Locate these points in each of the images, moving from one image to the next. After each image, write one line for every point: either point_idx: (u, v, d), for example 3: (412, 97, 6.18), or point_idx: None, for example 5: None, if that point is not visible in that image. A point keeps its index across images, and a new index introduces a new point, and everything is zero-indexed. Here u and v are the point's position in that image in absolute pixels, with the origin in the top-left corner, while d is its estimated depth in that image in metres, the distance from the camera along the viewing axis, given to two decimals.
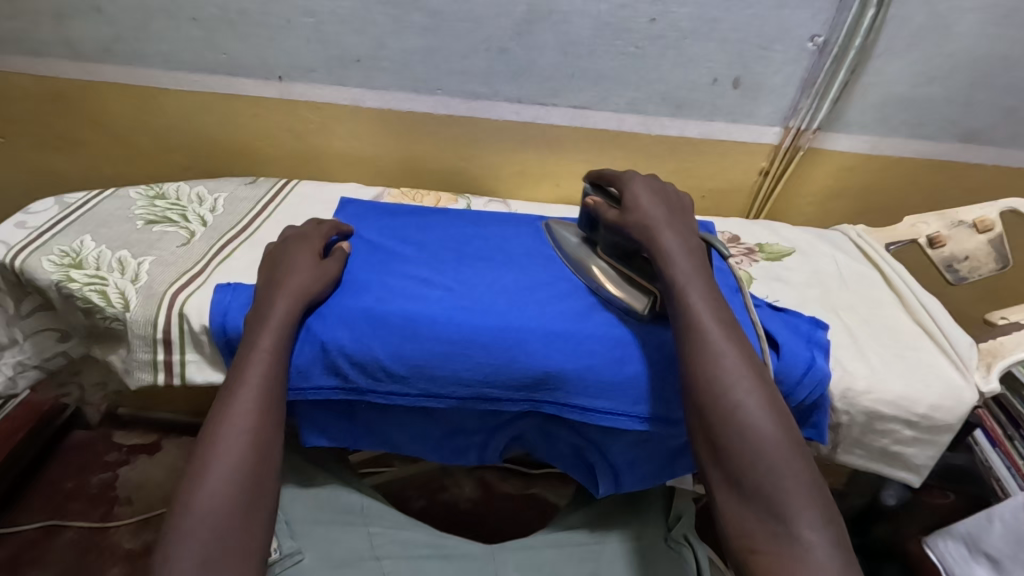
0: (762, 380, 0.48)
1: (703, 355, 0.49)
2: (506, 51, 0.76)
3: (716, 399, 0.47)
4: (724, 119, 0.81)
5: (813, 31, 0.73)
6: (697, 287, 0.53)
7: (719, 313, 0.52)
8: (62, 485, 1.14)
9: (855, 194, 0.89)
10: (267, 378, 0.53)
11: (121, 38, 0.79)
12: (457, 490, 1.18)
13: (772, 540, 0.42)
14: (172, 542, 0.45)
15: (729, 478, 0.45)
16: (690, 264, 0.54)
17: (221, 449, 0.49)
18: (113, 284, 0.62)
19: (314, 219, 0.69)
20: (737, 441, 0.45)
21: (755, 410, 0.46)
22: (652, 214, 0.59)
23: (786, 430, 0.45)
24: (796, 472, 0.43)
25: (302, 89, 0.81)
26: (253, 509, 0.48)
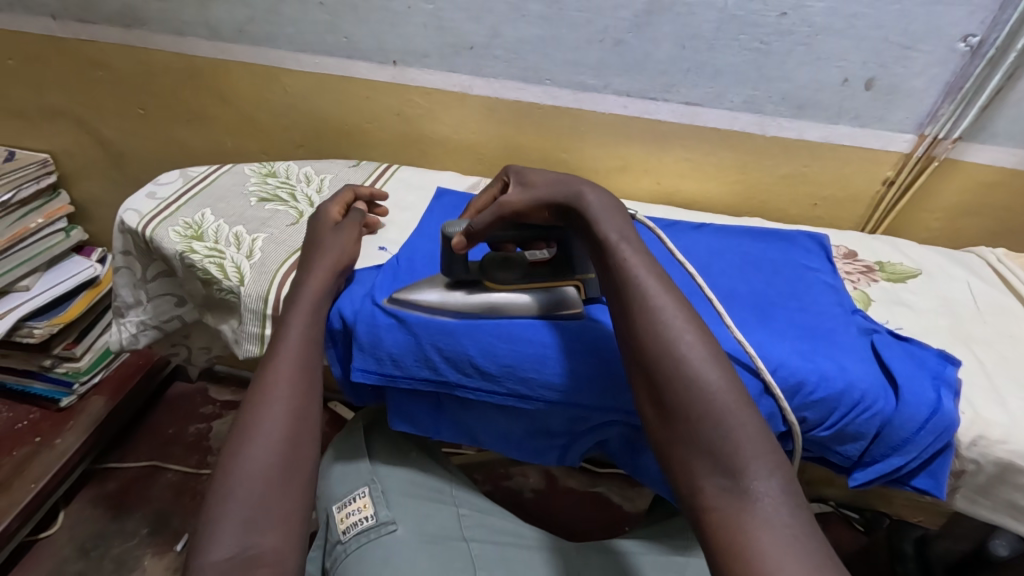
0: (706, 333, 0.46)
1: (646, 311, 0.47)
2: (621, 42, 0.73)
3: (660, 357, 0.45)
4: (851, 124, 0.75)
5: (968, 30, 0.65)
6: (633, 249, 0.52)
7: (657, 271, 0.50)
8: (164, 431, 1.25)
9: (995, 211, 0.79)
10: (300, 353, 0.55)
11: (253, 20, 0.83)
12: (522, 479, 1.20)
13: (721, 493, 0.40)
14: (212, 504, 0.45)
15: (678, 434, 0.43)
16: (621, 228, 0.53)
17: (263, 419, 0.50)
18: (229, 258, 0.65)
19: (350, 193, 0.73)
20: (685, 396, 0.43)
21: (703, 364, 0.44)
22: (570, 184, 0.59)
23: (733, 384, 0.44)
24: (745, 422, 0.42)
25: (414, 74, 0.82)
26: (291, 478, 0.48)
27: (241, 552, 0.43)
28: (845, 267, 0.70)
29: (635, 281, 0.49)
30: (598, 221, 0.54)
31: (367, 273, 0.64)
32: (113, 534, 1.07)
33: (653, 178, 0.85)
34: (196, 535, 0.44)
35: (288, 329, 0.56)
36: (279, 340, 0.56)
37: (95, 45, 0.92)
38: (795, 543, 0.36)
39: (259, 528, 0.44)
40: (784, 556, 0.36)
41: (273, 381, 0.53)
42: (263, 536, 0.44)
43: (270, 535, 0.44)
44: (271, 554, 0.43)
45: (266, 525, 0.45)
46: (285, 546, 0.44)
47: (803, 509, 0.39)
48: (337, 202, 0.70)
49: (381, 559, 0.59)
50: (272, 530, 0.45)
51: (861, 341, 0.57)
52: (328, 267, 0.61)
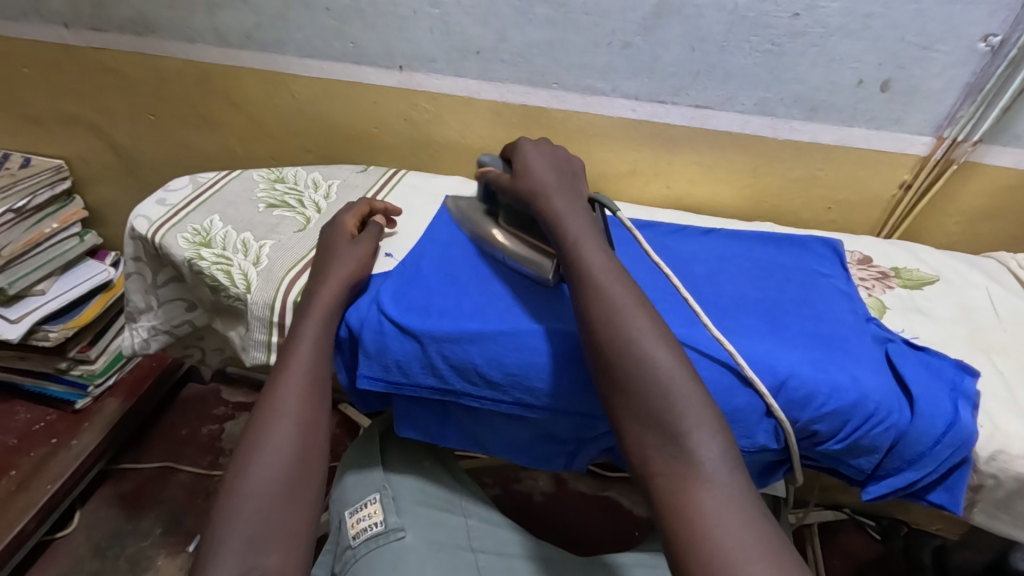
0: (653, 314, 0.49)
1: (599, 297, 0.50)
2: (630, 45, 0.73)
3: (611, 339, 0.47)
4: (866, 127, 0.73)
5: (988, 30, 0.63)
6: (589, 240, 0.55)
7: (610, 259, 0.53)
8: (178, 432, 1.26)
9: (1017, 215, 0.77)
10: (312, 366, 0.55)
11: (261, 27, 0.83)
12: (532, 482, 1.19)
13: (668, 462, 0.43)
14: (215, 523, 0.46)
15: (629, 410, 0.45)
16: (578, 222, 0.56)
17: (269, 438, 0.51)
18: (237, 265, 0.65)
19: (367, 202, 0.73)
20: (634, 375, 0.45)
21: (651, 344, 0.46)
22: (544, 184, 0.60)
23: (679, 360, 0.46)
24: (690, 396, 0.44)
25: (421, 79, 0.82)
26: (296, 496, 0.49)
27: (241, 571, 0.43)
28: (860, 273, 0.69)
29: (586, 270, 0.52)
30: (558, 213, 0.57)
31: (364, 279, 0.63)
32: (127, 534, 1.09)
33: (663, 182, 0.84)
34: (202, 554, 0.44)
35: (300, 340, 0.56)
36: (288, 350, 0.56)
37: (106, 52, 0.93)
38: (732, 503, 0.40)
39: (265, 546, 0.45)
40: (724, 517, 0.39)
41: (277, 399, 0.53)
42: (268, 555, 0.45)
43: (276, 554, 0.45)
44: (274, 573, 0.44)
45: (269, 543, 0.45)
46: (287, 564, 0.45)
47: (742, 472, 0.42)
48: (356, 212, 0.70)
49: (389, 564, 0.59)
50: (274, 548, 0.45)
51: (875, 350, 0.56)
52: (335, 278, 0.60)
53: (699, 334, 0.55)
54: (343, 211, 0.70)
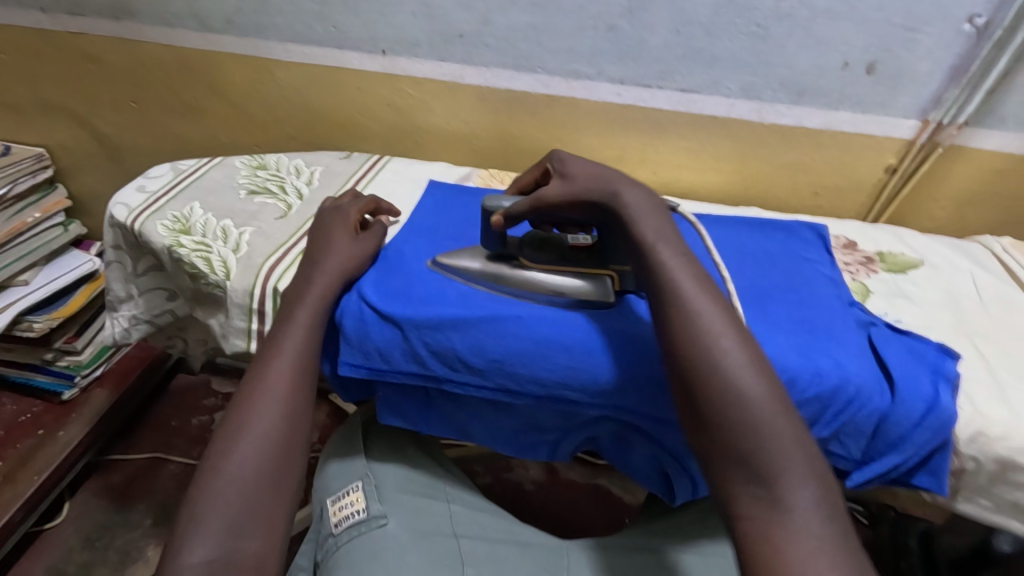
0: (744, 335, 0.45)
1: (683, 313, 0.46)
2: (616, 28, 0.72)
3: (695, 361, 0.44)
4: (852, 110, 0.72)
5: (973, 11, 0.62)
6: (669, 245, 0.50)
7: (692, 268, 0.49)
8: (168, 423, 1.25)
9: (1002, 199, 0.77)
10: (300, 351, 0.54)
11: (243, 11, 0.82)
12: (523, 471, 1.19)
13: (755, 502, 0.40)
14: (194, 504, 0.46)
15: (713, 440, 0.42)
16: (655, 224, 0.51)
17: (253, 420, 0.50)
18: (216, 252, 0.65)
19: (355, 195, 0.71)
20: (719, 403, 0.42)
21: (740, 370, 0.43)
22: (611, 178, 0.55)
23: (771, 390, 0.43)
24: (782, 433, 0.41)
25: (404, 64, 0.81)
26: (277, 481, 0.49)
27: (221, 555, 0.44)
28: (844, 258, 0.68)
29: (671, 279, 0.48)
30: (629, 212, 0.52)
31: None
32: (117, 525, 1.08)
33: (650, 168, 0.83)
34: (177, 532, 0.45)
35: (286, 326, 0.55)
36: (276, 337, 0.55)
37: (85, 37, 0.91)
38: (822, 556, 0.37)
39: (243, 533, 0.46)
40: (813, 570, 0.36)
41: (264, 383, 0.52)
42: (247, 540, 0.45)
43: (257, 538, 0.46)
44: (252, 557, 0.45)
45: (248, 528, 0.46)
46: (266, 548, 0.46)
47: (837, 520, 0.39)
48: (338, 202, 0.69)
49: (371, 552, 0.59)
50: (255, 533, 0.46)
51: (858, 334, 0.56)
52: (321, 267, 0.59)
53: None
54: (329, 207, 0.69)
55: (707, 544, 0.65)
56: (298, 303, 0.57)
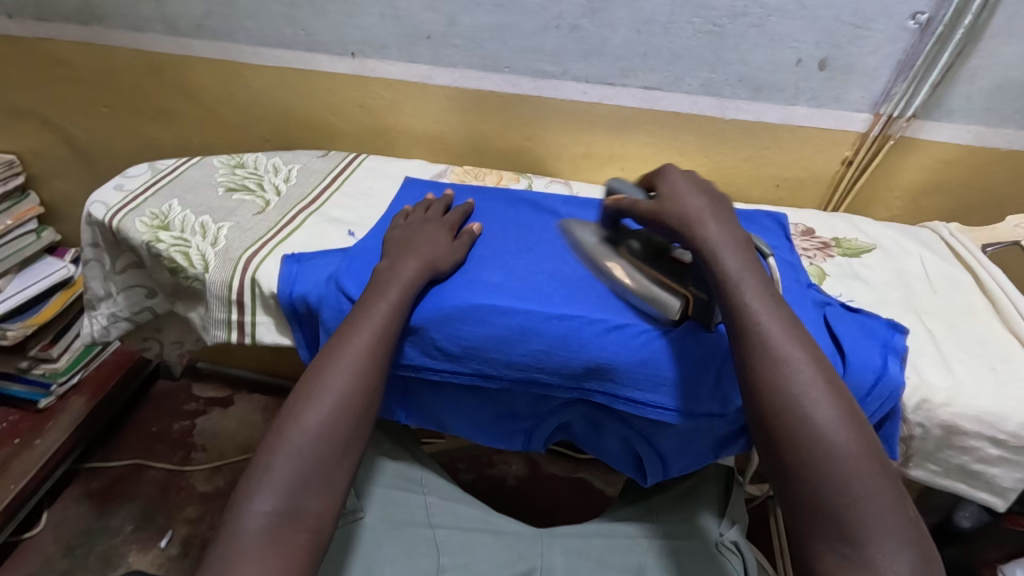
0: (833, 387, 0.46)
1: (773, 365, 0.47)
2: (578, 28, 0.74)
3: (782, 413, 0.45)
4: (808, 105, 0.76)
5: (915, 8, 0.66)
6: (753, 284, 0.50)
7: (780, 312, 0.49)
8: (149, 429, 1.25)
9: (951, 188, 0.82)
10: (383, 324, 0.55)
11: (212, 15, 0.83)
12: (506, 466, 1.21)
13: (843, 562, 0.42)
14: (265, 455, 0.49)
15: (801, 495, 0.44)
16: (739, 260, 0.51)
17: (328, 386, 0.52)
18: (195, 247, 0.66)
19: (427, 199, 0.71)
20: (808, 460, 0.44)
21: (832, 429, 0.44)
22: (692, 210, 0.54)
23: (862, 447, 0.44)
24: (873, 495, 0.42)
25: (374, 65, 0.83)
26: (347, 450, 0.51)
27: (285, 510, 0.48)
28: (803, 244, 0.72)
29: (755, 322, 0.48)
30: (715, 251, 0.52)
31: (318, 256, 0.64)
32: (98, 531, 1.08)
33: (618, 164, 0.87)
34: (247, 482, 0.49)
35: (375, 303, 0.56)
36: (365, 309, 0.55)
37: (54, 42, 0.92)
38: None
39: (308, 492, 0.49)
40: None
41: (346, 350, 0.53)
42: (307, 500, 0.48)
43: (319, 499, 0.49)
44: (314, 517, 0.48)
45: (314, 488, 0.49)
46: (327, 510, 0.49)
47: None
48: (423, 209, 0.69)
49: (348, 546, 0.63)
50: (320, 494, 0.49)
51: (814, 314, 0.58)
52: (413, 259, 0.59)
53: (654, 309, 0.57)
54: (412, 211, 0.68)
55: (675, 524, 0.67)
56: (393, 279, 0.57)
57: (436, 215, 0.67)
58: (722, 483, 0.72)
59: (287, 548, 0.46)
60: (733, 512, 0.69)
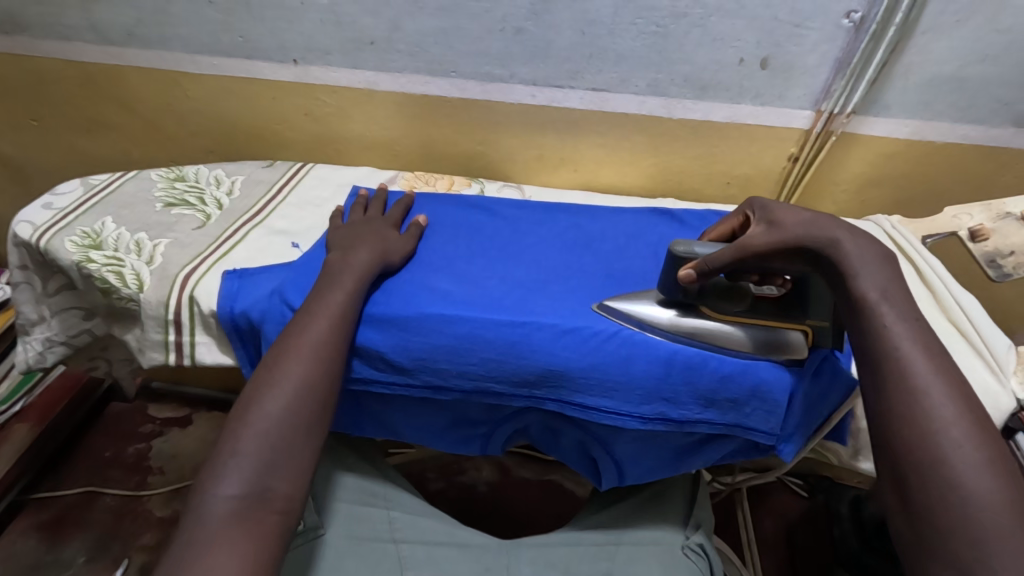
0: (979, 429, 0.41)
1: (906, 397, 0.42)
2: (522, 31, 0.74)
3: (915, 447, 0.41)
4: (751, 103, 0.77)
5: (850, 7, 0.67)
6: (898, 312, 0.45)
7: (928, 343, 0.44)
8: (101, 454, 1.20)
9: (893, 181, 0.84)
10: (342, 310, 0.53)
11: (143, 22, 0.79)
12: (477, 474, 1.17)
13: None
14: (228, 441, 0.47)
15: (922, 539, 0.40)
16: (884, 279, 0.46)
17: (287, 370, 0.50)
18: (129, 266, 0.63)
19: (362, 201, 0.69)
20: (939, 502, 0.39)
21: (971, 473, 0.40)
22: (832, 226, 0.49)
23: (1008, 501, 0.39)
24: (1015, 551, 0.37)
25: (318, 72, 0.81)
26: (306, 434, 0.48)
27: (253, 492, 0.45)
28: None
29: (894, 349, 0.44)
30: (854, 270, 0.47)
31: (259, 270, 0.61)
32: (47, 566, 1.02)
33: (570, 166, 0.87)
34: (203, 470, 0.46)
35: (334, 290, 0.54)
36: (316, 300, 0.54)
37: None
38: None
39: (275, 471, 0.46)
40: None
41: (299, 342, 0.51)
42: (275, 481, 0.46)
43: (285, 480, 0.46)
44: (282, 499, 0.46)
45: (278, 471, 0.46)
46: (295, 493, 0.47)
47: None
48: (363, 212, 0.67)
49: (308, 565, 0.61)
50: (286, 475, 0.46)
51: None
52: (369, 252, 0.58)
53: (607, 305, 0.57)
54: (358, 215, 0.67)
55: (642, 529, 0.67)
56: (344, 270, 0.56)
57: (376, 215, 0.67)
58: (689, 486, 0.73)
59: (255, 530, 0.43)
60: (699, 514, 0.70)
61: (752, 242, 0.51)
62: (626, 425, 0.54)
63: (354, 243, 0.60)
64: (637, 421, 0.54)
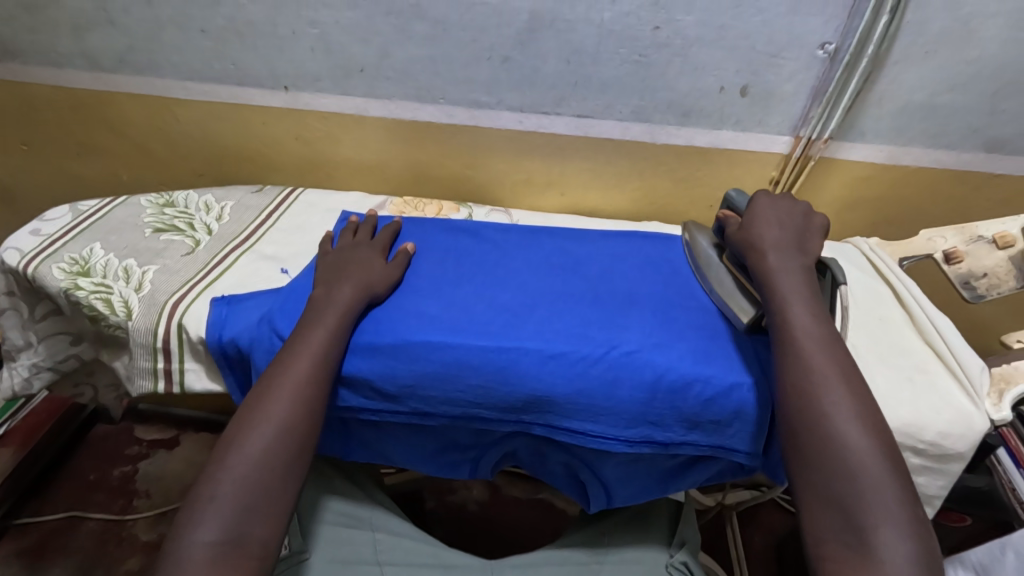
0: (857, 392, 0.47)
1: (800, 367, 0.48)
2: (509, 59, 0.75)
3: (804, 408, 0.47)
4: (732, 128, 0.79)
5: (824, 38, 0.69)
6: (799, 303, 0.52)
7: (820, 326, 0.51)
8: (85, 477, 1.18)
9: (871, 203, 0.86)
10: (324, 348, 0.53)
11: (136, 49, 0.80)
12: (466, 492, 1.18)
13: (845, 549, 0.42)
14: (208, 485, 0.47)
15: (809, 485, 0.45)
16: (792, 280, 0.54)
17: (270, 408, 0.50)
18: (117, 293, 0.64)
19: (352, 227, 0.70)
20: (822, 451, 0.45)
21: (846, 425, 0.45)
22: (764, 239, 0.58)
23: (878, 448, 0.44)
24: (883, 489, 0.43)
25: (308, 98, 0.82)
26: (286, 477, 0.49)
27: (231, 538, 0.45)
28: None
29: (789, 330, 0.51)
30: (767, 268, 0.55)
31: (248, 297, 0.62)
32: None
33: (558, 189, 0.89)
34: (183, 514, 0.46)
35: (317, 326, 0.55)
36: (303, 334, 0.54)
37: None
38: None
39: (253, 516, 0.46)
40: None
41: (283, 378, 0.52)
42: (252, 527, 0.46)
43: (261, 524, 0.47)
44: (260, 545, 0.46)
45: (257, 513, 0.47)
46: (273, 537, 0.47)
47: None
48: (353, 237, 0.68)
49: None
50: (262, 518, 0.47)
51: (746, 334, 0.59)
52: (356, 284, 0.59)
53: (590, 332, 0.57)
54: (349, 241, 0.67)
55: (626, 549, 0.68)
56: (328, 306, 0.57)
57: (364, 239, 0.68)
58: (673, 508, 0.74)
59: None
60: (684, 533, 0.70)
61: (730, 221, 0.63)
62: (614, 448, 0.55)
63: (345, 274, 0.61)
64: (624, 444, 0.55)
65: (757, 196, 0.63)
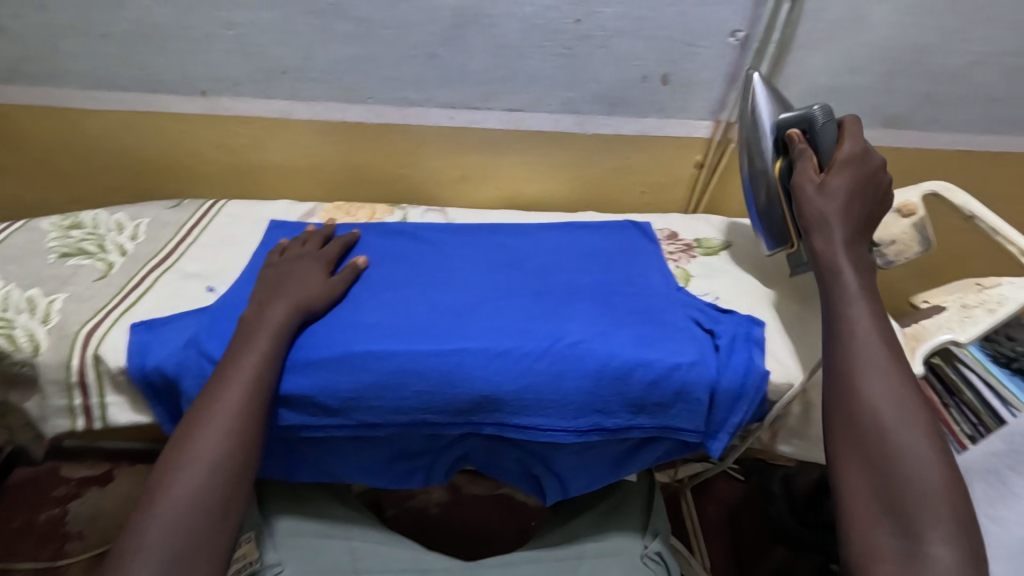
0: (925, 411, 0.49)
1: (870, 370, 0.51)
2: (437, 57, 0.74)
3: (874, 413, 0.49)
4: (657, 115, 0.81)
5: (733, 26, 0.72)
6: (868, 306, 0.54)
7: (889, 336, 0.53)
8: (6, 526, 1.09)
9: None
10: (256, 373, 0.51)
11: (30, 58, 0.74)
12: (426, 496, 1.16)
13: (897, 553, 0.44)
14: (135, 533, 0.45)
15: (871, 487, 0.47)
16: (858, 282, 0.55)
17: (200, 443, 0.48)
18: (20, 327, 0.58)
19: (283, 244, 0.67)
20: (887, 457, 0.47)
21: (916, 438, 0.47)
22: (837, 218, 0.58)
23: (943, 465, 0.47)
24: (942, 499, 0.45)
25: (228, 104, 0.78)
26: (224, 513, 0.47)
27: None
28: (669, 247, 0.75)
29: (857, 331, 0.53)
30: (835, 258, 0.57)
31: (171, 319, 0.58)
32: None
33: (494, 183, 0.88)
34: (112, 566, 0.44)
35: (247, 350, 0.52)
36: (233, 356, 0.52)
37: None
38: None
39: (187, 561, 0.44)
40: None
41: (213, 410, 0.49)
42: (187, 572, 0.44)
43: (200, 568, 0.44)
44: None
45: (190, 556, 0.44)
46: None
47: None
48: (287, 249, 0.66)
49: None
50: (200, 561, 0.44)
51: (682, 319, 0.60)
52: (290, 299, 0.57)
53: (535, 328, 0.57)
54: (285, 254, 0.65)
55: (601, 540, 0.69)
56: (258, 327, 0.54)
57: (314, 248, 0.66)
58: (644, 496, 0.75)
59: None
60: (656, 524, 0.72)
61: (809, 157, 0.61)
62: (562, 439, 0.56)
63: (280, 289, 0.58)
64: (571, 434, 0.56)
65: (847, 139, 0.61)
